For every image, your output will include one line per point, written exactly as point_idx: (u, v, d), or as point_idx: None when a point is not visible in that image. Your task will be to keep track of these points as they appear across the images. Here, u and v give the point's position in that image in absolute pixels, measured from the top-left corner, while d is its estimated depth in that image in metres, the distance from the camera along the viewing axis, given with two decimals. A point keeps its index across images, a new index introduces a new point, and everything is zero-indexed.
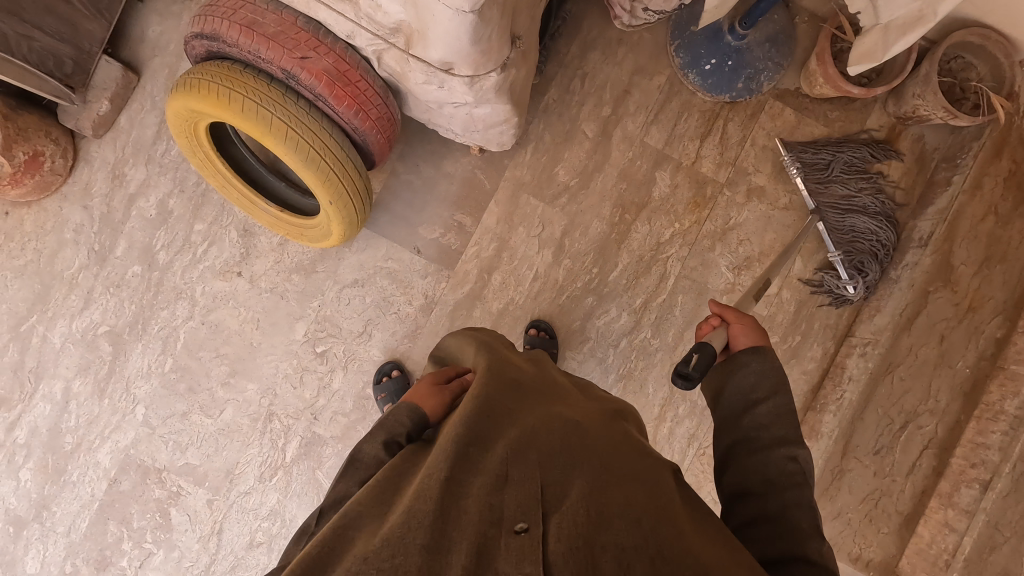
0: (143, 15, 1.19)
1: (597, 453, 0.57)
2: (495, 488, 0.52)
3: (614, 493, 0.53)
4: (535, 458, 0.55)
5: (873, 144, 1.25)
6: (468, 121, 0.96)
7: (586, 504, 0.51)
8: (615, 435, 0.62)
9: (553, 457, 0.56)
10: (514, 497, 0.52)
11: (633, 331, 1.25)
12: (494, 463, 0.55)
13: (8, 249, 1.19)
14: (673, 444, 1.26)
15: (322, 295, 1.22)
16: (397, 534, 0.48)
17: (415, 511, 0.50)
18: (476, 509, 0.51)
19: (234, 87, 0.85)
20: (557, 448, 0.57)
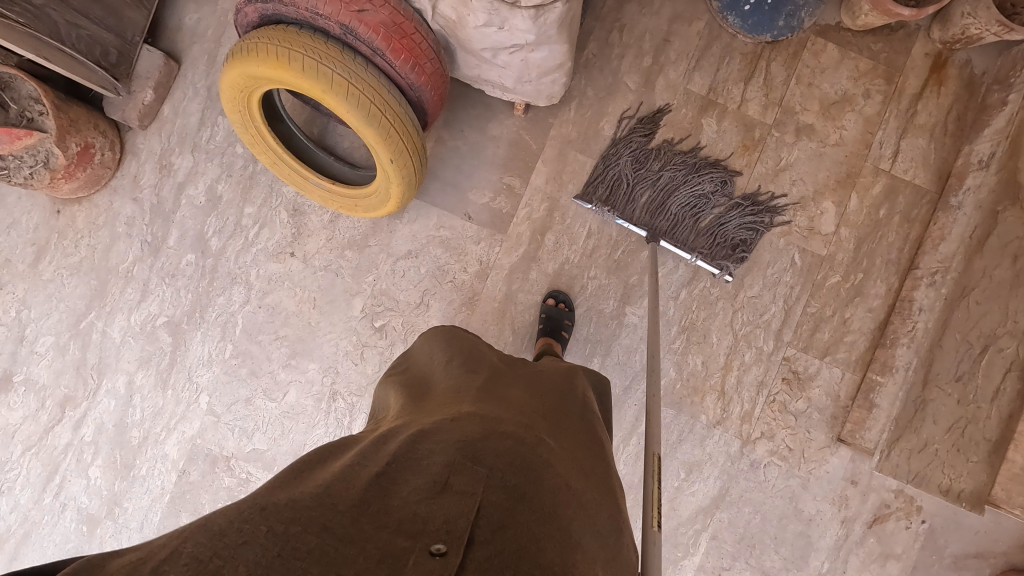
0: (180, 4, 1.19)
1: (551, 496, 0.58)
2: (429, 492, 0.53)
3: (549, 553, 0.52)
4: (485, 472, 0.56)
5: (638, 120, 1.22)
6: (523, 70, 0.96)
7: (512, 549, 0.50)
8: (576, 480, 0.63)
9: (504, 487, 0.56)
10: (442, 510, 0.51)
11: (692, 282, 1.24)
12: (439, 465, 0.56)
13: (62, 247, 1.19)
14: (742, 393, 1.24)
15: (377, 269, 1.21)
16: (304, 505, 0.49)
17: (335, 493, 0.52)
18: (399, 512, 0.51)
19: (292, 46, 0.85)
20: (513, 472, 0.57)
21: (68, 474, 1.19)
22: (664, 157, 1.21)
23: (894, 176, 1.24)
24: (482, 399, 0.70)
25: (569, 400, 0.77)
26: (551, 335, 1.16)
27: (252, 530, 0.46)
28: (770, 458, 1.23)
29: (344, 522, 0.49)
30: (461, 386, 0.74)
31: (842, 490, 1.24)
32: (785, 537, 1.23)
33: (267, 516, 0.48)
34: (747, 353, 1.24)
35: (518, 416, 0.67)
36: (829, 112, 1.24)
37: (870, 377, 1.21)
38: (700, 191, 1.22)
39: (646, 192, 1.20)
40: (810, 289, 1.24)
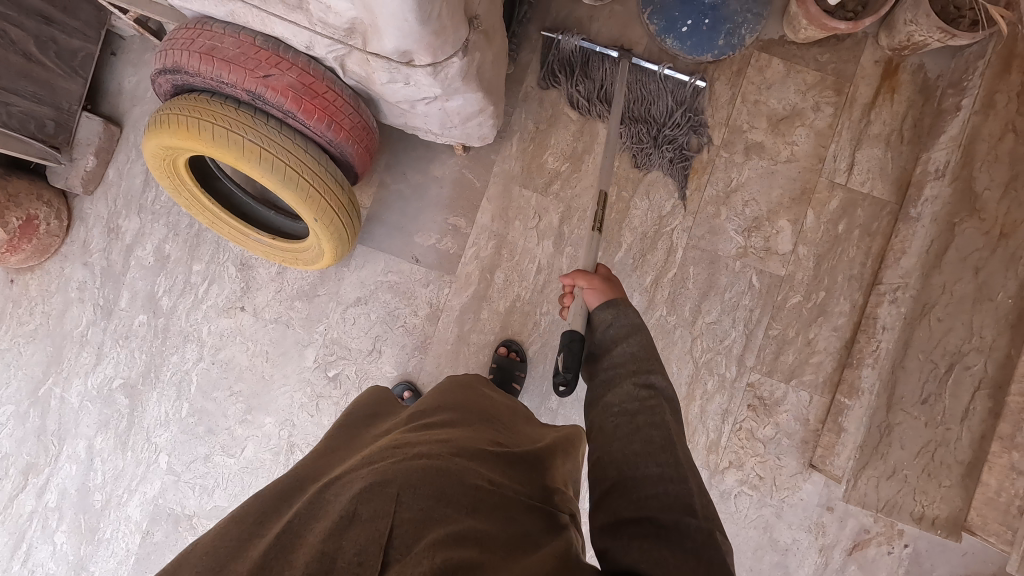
0: (118, 68, 1.21)
1: (475, 496, 0.55)
2: (335, 528, 0.49)
3: (474, 549, 0.50)
4: (395, 490, 0.52)
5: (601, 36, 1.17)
6: (444, 117, 0.95)
7: (435, 553, 0.47)
8: (501, 479, 0.60)
9: (421, 494, 0.53)
10: (352, 544, 0.48)
11: (647, 311, 1.21)
12: (344, 501, 0.52)
13: (17, 316, 1.21)
14: (707, 422, 1.20)
15: (327, 318, 1.20)
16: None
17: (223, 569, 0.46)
18: (304, 561, 0.46)
19: (203, 116, 0.84)
20: (428, 482, 0.54)
21: (35, 541, 1.20)
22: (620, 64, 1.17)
23: (850, 189, 1.21)
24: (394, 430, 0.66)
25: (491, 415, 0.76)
26: (503, 387, 1.16)
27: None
28: (740, 488, 1.20)
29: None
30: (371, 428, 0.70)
31: (819, 517, 1.19)
32: (763, 568, 1.19)
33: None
34: (710, 381, 1.20)
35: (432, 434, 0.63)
36: (778, 128, 1.21)
37: (839, 400, 1.17)
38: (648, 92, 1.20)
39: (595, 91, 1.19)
40: (771, 310, 1.21)
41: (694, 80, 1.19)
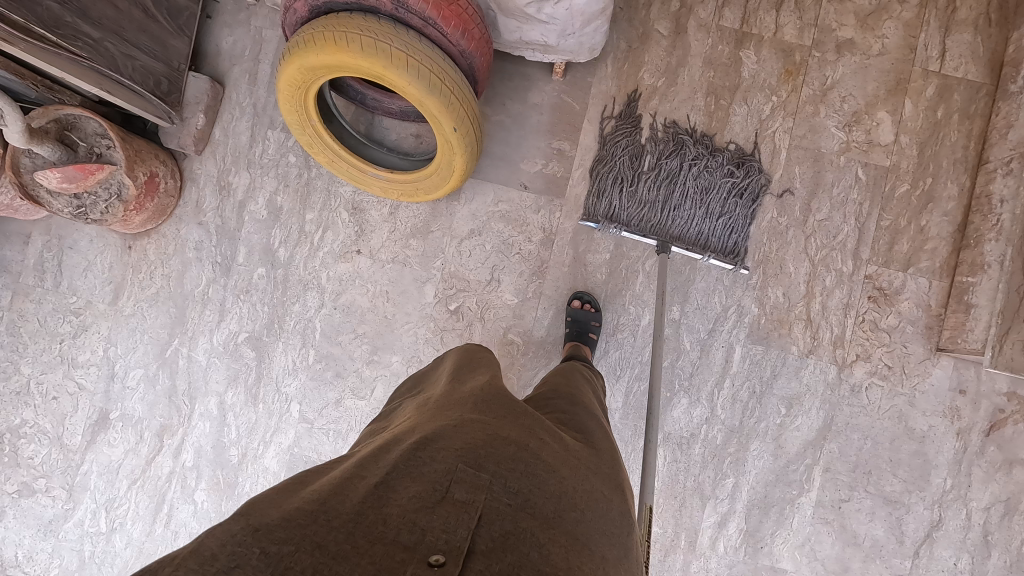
0: (214, 29, 1.23)
1: (556, 502, 0.57)
2: (428, 502, 0.52)
3: (556, 562, 0.50)
4: (486, 479, 0.55)
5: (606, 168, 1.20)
6: (566, 23, 0.97)
7: (513, 556, 0.49)
8: (580, 483, 0.62)
9: (507, 490, 0.55)
10: (442, 519, 0.50)
11: (758, 215, 1.22)
12: (438, 474, 0.55)
13: (138, 281, 1.22)
14: (830, 318, 1.21)
15: (443, 253, 1.22)
16: (297, 522, 0.47)
17: (330, 506, 0.50)
18: (397, 522, 0.49)
19: (348, 28, 0.86)
20: (514, 478, 0.57)
21: (175, 501, 1.20)
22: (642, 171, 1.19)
23: (944, 76, 1.22)
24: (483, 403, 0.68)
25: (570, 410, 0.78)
26: (579, 339, 1.15)
27: (242, 555, 0.44)
28: (871, 379, 1.20)
29: (339, 539, 0.47)
30: (461, 389, 0.74)
31: (952, 401, 1.19)
32: (902, 457, 1.19)
33: (259, 536, 0.46)
34: (828, 278, 1.21)
35: (518, 419, 0.66)
36: (866, 24, 1.23)
37: (960, 281, 1.18)
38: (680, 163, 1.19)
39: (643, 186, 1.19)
40: (879, 202, 1.21)
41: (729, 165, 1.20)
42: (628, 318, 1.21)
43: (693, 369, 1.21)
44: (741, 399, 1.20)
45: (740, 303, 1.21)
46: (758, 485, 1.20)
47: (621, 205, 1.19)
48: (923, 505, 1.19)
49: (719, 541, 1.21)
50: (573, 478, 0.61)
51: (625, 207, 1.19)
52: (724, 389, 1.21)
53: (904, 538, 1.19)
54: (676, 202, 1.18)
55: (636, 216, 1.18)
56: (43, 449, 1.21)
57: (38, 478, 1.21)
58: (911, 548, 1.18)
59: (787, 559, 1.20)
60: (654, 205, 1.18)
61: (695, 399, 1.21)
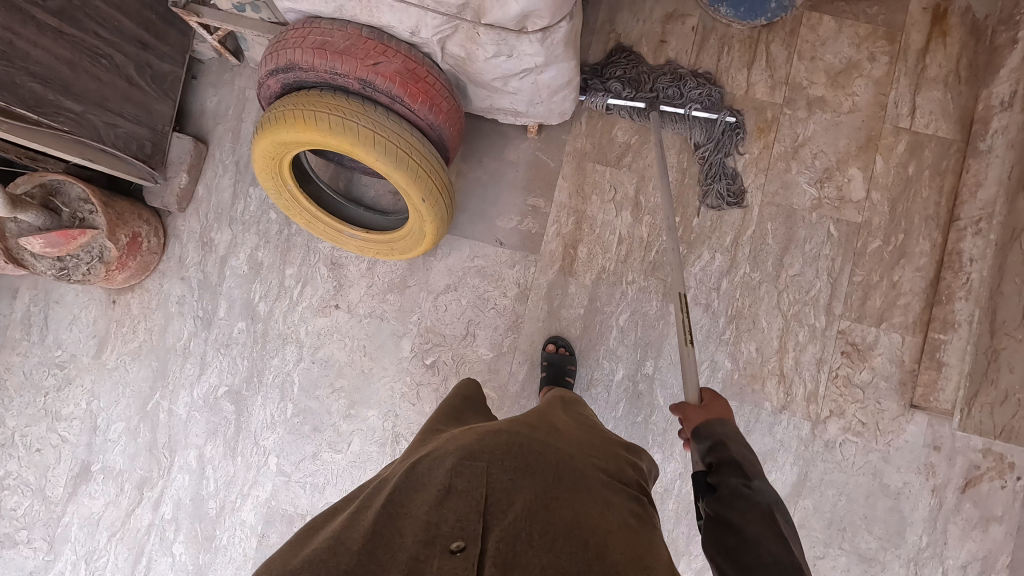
0: (200, 89, 1.27)
1: (554, 465, 0.60)
2: (437, 499, 0.53)
3: (561, 516, 0.55)
4: (484, 463, 0.57)
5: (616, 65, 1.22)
6: (533, 93, 0.99)
7: (526, 525, 0.52)
8: (571, 446, 0.65)
9: (506, 463, 0.58)
10: (453, 511, 0.52)
11: (731, 270, 1.23)
12: (440, 474, 0.56)
13: (121, 334, 1.25)
14: (803, 372, 1.22)
15: (420, 308, 1.24)
16: (318, 560, 0.47)
17: (344, 536, 0.50)
18: (413, 527, 0.51)
19: (318, 107, 0.89)
20: (510, 455, 0.59)
21: (154, 553, 1.22)
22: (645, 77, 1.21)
23: (915, 132, 1.23)
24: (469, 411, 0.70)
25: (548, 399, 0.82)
26: (555, 382, 1.16)
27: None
28: (844, 435, 1.20)
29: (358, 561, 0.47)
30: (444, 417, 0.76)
31: (926, 458, 1.19)
32: (877, 514, 1.19)
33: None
34: (801, 333, 1.22)
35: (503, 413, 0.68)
36: (837, 82, 1.25)
37: (932, 337, 1.18)
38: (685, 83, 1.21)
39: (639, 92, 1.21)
40: (852, 258, 1.22)
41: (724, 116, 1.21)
42: (602, 373, 1.22)
43: (666, 425, 1.22)
44: None
45: (714, 358, 1.22)
46: None
47: (613, 85, 1.21)
48: (898, 563, 1.18)
49: None
50: (566, 445, 0.65)
51: (616, 83, 1.21)
52: None
53: None
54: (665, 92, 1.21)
55: (626, 95, 1.21)
56: (25, 501, 1.23)
57: (20, 530, 1.23)
58: None
59: None
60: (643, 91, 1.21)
61: (670, 455, 1.22)
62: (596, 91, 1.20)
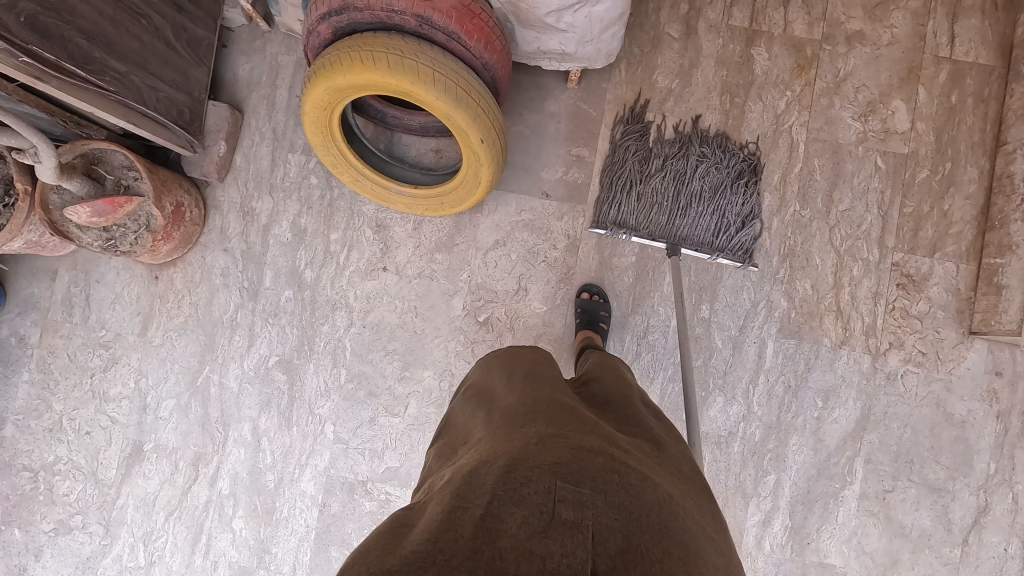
0: (231, 57, 1.25)
1: (657, 512, 0.55)
2: (539, 527, 0.49)
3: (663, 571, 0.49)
4: (588, 491, 0.54)
5: (622, 209, 1.19)
6: (584, 32, 0.99)
7: None
8: (672, 490, 0.60)
9: (608, 506, 0.53)
10: (558, 543, 0.48)
11: (781, 209, 1.22)
12: (541, 494, 0.52)
13: (166, 310, 1.22)
14: (860, 307, 1.21)
15: (469, 265, 1.22)
16: (417, 568, 0.44)
17: (445, 546, 0.47)
18: (514, 555, 0.47)
19: (374, 48, 0.87)
20: (613, 490, 0.55)
21: (214, 531, 1.19)
22: (641, 172, 1.20)
23: (956, 61, 1.23)
24: (551, 413, 0.65)
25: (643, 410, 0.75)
26: (590, 328, 1.16)
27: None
28: (905, 367, 1.20)
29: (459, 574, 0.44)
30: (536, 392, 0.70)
31: (989, 384, 1.18)
32: (944, 443, 1.18)
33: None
34: (855, 267, 1.21)
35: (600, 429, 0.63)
36: (874, 15, 1.24)
37: (988, 263, 1.18)
38: (697, 171, 1.19)
39: (646, 193, 1.19)
40: (901, 190, 1.22)
41: (734, 164, 1.21)
42: (658, 319, 1.21)
43: (726, 368, 1.21)
44: (777, 394, 1.20)
45: (770, 298, 1.21)
46: (801, 481, 1.19)
47: (626, 210, 1.19)
48: (968, 491, 1.17)
49: (765, 540, 1.19)
50: (663, 482, 0.60)
51: (633, 215, 1.19)
52: (759, 385, 1.20)
53: (951, 526, 1.17)
54: (667, 194, 1.18)
55: (641, 224, 1.19)
56: (78, 486, 1.20)
57: (74, 515, 1.20)
58: (959, 535, 1.17)
59: (835, 553, 1.18)
60: (652, 213, 1.18)
61: (732, 398, 1.20)
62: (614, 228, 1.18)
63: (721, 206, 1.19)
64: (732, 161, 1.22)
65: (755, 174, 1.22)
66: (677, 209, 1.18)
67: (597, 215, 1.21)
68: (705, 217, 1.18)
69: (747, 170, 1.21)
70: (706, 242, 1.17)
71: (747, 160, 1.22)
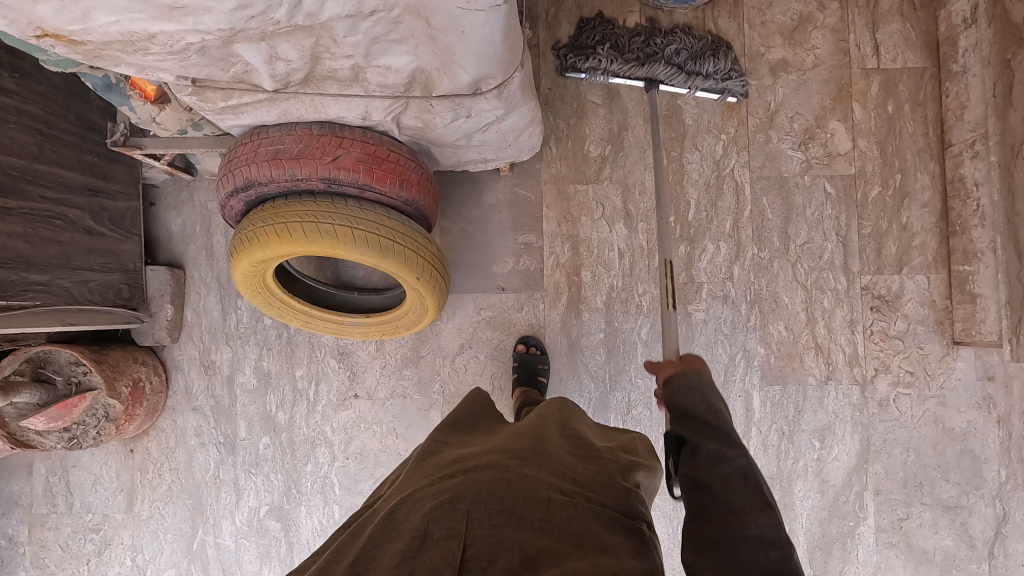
0: (162, 214, 1.23)
1: (545, 506, 0.56)
2: (408, 554, 0.52)
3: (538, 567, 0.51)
4: (464, 508, 0.55)
5: (594, 50, 1.10)
6: (500, 141, 0.95)
7: None
8: (572, 483, 0.61)
9: (490, 513, 0.55)
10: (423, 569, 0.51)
11: (739, 256, 1.20)
12: (415, 522, 0.55)
13: (148, 481, 1.21)
14: (838, 338, 1.18)
15: (440, 375, 1.20)
16: None
17: None
18: None
19: (287, 219, 0.85)
20: (496, 499, 0.56)
21: None
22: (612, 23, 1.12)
23: (885, 70, 1.20)
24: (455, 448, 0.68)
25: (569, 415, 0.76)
26: (528, 382, 1.15)
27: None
28: (896, 390, 1.17)
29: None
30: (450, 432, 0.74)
31: (983, 391, 1.15)
32: (949, 459, 1.15)
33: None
34: (825, 299, 1.19)
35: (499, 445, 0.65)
36: (794, 39, 1.21)
37: (957, 270, 1.15)
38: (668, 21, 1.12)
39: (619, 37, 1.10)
40: (856, 211, 1.19)
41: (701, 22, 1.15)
42: (638, 392, 1.19)
43: None
44: (772, 443, 1.18)
45: (746, 348, 1.19)
46: (813, 525, 1.17)
47: (602, 54, 1.10)
48: (983, 503, 1.14)
49: None
50: (563, 475, 0.61)
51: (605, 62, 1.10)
52: (753, 437, 1.18)
53: (973, 543, 1.15)
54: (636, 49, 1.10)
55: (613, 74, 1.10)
56: None
57: None
58: (984, 551, 1.14)
59: None
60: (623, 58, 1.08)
61: None
62: (587, 67, 1.11)
63: (694, 50, 1.11)
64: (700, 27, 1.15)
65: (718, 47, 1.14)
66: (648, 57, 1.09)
67: (568, 62, 1.12)
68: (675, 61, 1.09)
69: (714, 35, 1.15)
70: (685, 77, 1.10)
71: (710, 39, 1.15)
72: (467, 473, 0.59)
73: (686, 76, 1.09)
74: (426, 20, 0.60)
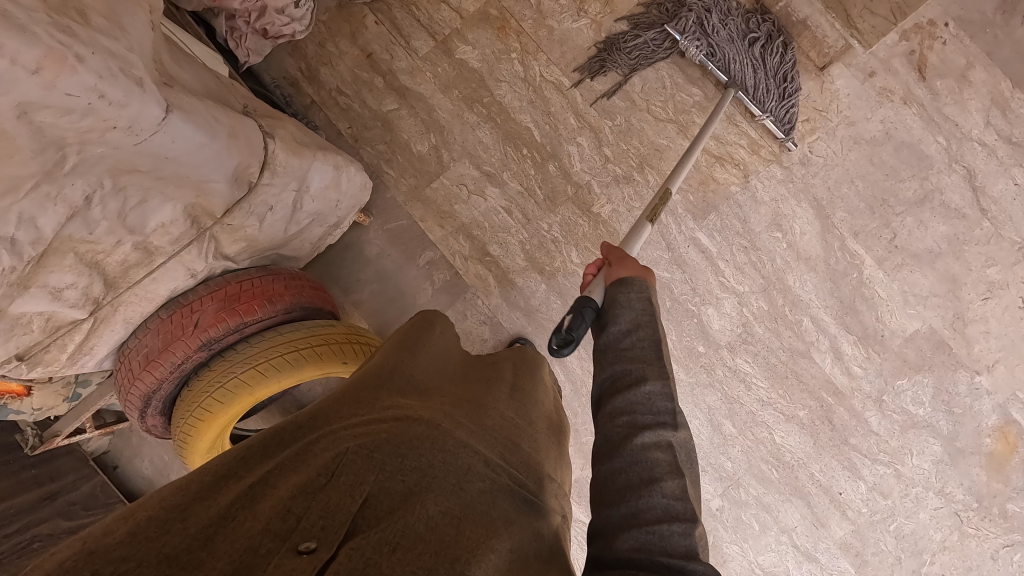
0: (130, 467, 1.24)
1: (459, 475, 0.56)
2: (312, 488, 0.49)
3: (443, 526, 0.49)
4: (382, 458, 0.54)
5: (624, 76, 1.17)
6: (325, 207, 0.94)
7: (396, 535, 0.46)
8: (490, 455, 0.62)
9: (405, 464, 0.54)
10: (322, 503, 0.47)
11: (600, 137, 1.18)
12: (327, 457, 0.53)
13: None
14: (731, 137, 1.17)
15: None
16: (139, 536, 0.43)
17: (185, 510, 0.46)
18: (269, 512, 0.46)
19: (199, 398, 0.86)
20: (412, 455, 0.55)
21: None
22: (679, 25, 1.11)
23: None
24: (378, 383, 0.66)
25: (494, 381, 0.77)
26: None
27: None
28: (808, 142, 1.15)
29: (192, 549, 0.43)
30: (376, 360, 0.72)
31: (875, 89, 1.13)
32: (893, 163, 1.13)
33: (89, 560, 0.40)
34: (696, 115, 1.17)
35: (430, 402, 0.65)
36: None
37: (777, 12, 1.13)
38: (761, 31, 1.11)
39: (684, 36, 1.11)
40: None
41: (767, 26, 1.11)
42: None
43: (690, 283, 1.18)
44: (743, 263, 1.17)
45: (664, 204, 1.18)
46: (829, 300, 1.15)
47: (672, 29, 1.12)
48: (946, 175, 1.12)
49: (852, 367, 1.15)
50: (485, 451, 0.62)
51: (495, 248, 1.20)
52: (725, 269, 1.17)
53: (963, 213, 1.12)
54: (722, 46, 1.11)
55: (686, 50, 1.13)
56: None
57: None
58: (978, 213, 1.12)
59: (909, 320, 1.14)
60: (704, 56, 1.12)
61: (719, 300, 1.17)
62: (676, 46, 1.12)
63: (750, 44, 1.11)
64: (767, 35, 1.11)
65: (771, 35, 1.11)
66: (734, 57, 1.11)
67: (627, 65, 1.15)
68: (754, 71, 1.11)
69: (782, 36, 1.11)
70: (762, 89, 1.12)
71: (767, 21, 1.11)
72: (397, 423, 0.59)
73: (764, 86, 1.12)
74: (137, 171, 0.61)
